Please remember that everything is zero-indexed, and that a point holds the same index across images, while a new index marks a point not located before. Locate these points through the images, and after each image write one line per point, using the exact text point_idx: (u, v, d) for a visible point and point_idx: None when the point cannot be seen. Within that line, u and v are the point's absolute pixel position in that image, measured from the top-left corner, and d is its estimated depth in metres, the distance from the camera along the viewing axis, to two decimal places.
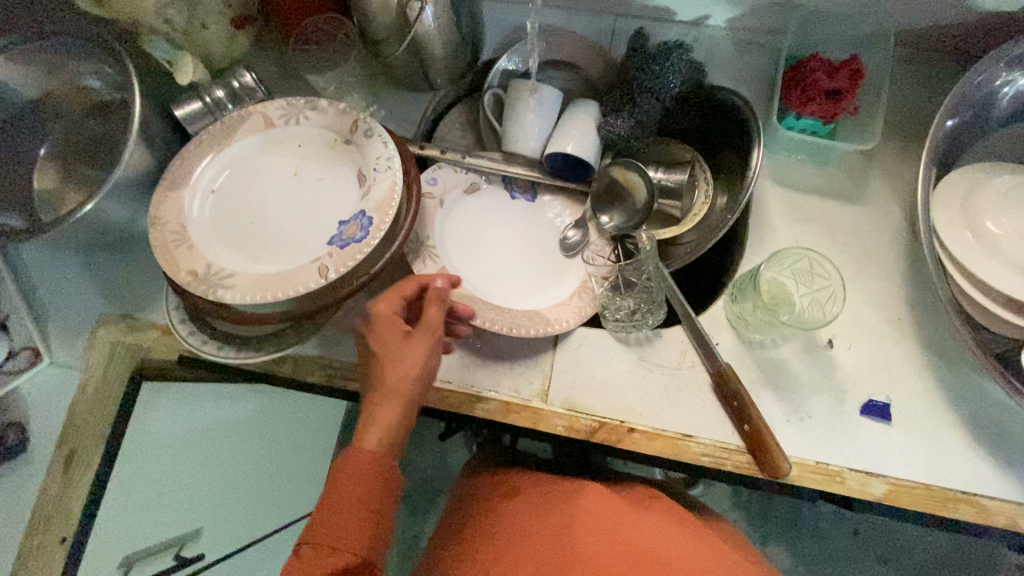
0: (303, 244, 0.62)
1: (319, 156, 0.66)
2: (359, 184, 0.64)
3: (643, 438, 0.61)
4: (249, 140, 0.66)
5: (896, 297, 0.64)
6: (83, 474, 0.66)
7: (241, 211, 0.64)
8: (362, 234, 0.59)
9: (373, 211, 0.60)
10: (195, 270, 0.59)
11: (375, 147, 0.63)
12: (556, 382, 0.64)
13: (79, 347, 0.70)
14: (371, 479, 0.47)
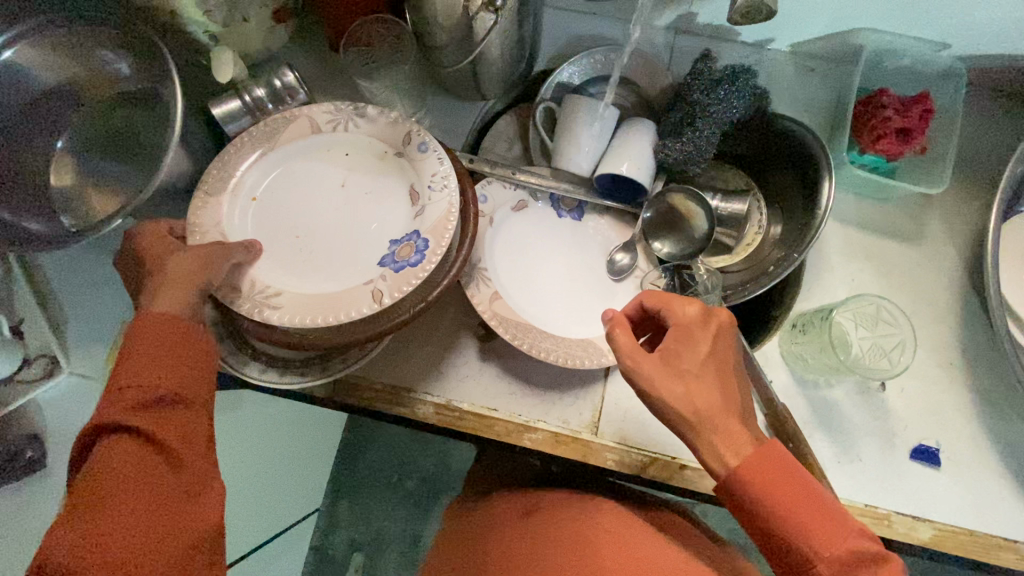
0: (349, 263, 0.58)
1: (367, 167, 0.62)
2: (411, 203, 0.59)
3: (695, 475, 0.61)
4: (291, 147, 0.61)
5: (949, 341, 0.63)
6: None
7: (284, 223, 0.59)
8: (417, 257, 0.54)
9: (428, 232, 0.55)
10: (235, 286, 0.54)
11: (428, 163, 0.58)
12: (607, 414, 0.63)
13: (100, 357, 0.66)
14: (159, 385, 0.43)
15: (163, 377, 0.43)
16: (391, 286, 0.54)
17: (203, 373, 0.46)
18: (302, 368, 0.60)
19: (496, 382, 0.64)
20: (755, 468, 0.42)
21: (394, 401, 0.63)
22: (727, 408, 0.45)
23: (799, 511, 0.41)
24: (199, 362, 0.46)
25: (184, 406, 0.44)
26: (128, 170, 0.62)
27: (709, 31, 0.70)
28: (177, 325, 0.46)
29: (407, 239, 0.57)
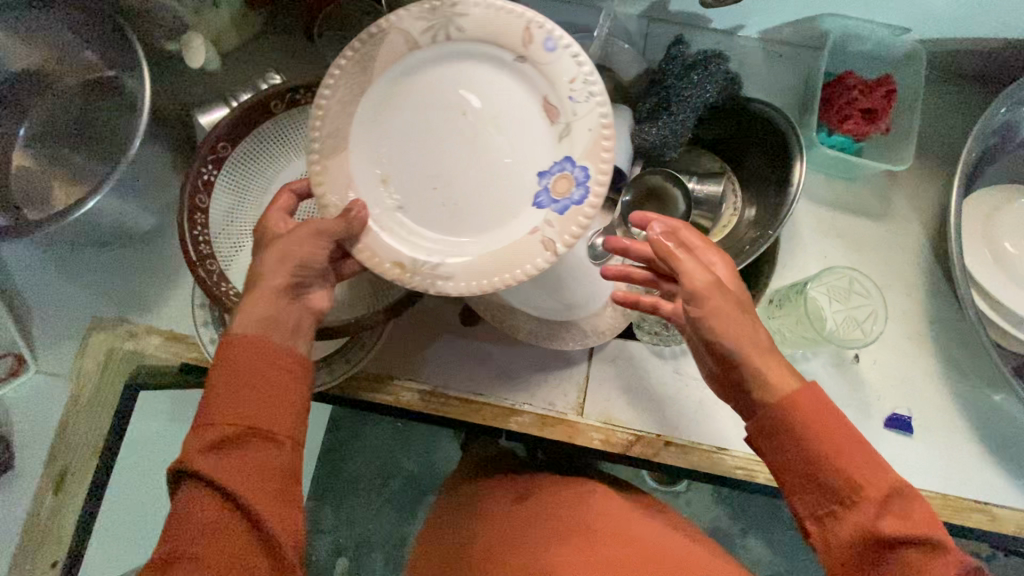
0: (511, 199, 0.50)
1: (477, 79, 0.50)
2: (548, 119, 0.49)
3: (679, 451, 0.61)
4: (407, 72, 0.50)
5: (918, 313, 0.66)
6: (77, 493, 0.63)
7: (440, 171, 0.51)
8: (580, 193, 0.48)
9: (584, 158, 0.48)
10: (400, 261, 0.49)
11: (562, 65, 0.47)
12: (592, 395, 0.63)
13: (69, 355, 0.63)
14: (268, 409, 0.41)
15: (253, 407, 0.41)
16: (561, 230, 0.48)
17: (294, 403, 0.43)
18: None
19: (482, 367, 0.63)
20: (805, 402, 0.43)
21: (378, 389, 0.62)
22: (775, 353, 0.46)
23: (840, 450, 0.42)
24: (289, 388, 0.43)
25: (266, 443, 0.41)
26: (97, 161, 0.61)
27: (683, 18, 0.71)
28: (266, 345, 0.43)
29: (560, 168, 0.49)
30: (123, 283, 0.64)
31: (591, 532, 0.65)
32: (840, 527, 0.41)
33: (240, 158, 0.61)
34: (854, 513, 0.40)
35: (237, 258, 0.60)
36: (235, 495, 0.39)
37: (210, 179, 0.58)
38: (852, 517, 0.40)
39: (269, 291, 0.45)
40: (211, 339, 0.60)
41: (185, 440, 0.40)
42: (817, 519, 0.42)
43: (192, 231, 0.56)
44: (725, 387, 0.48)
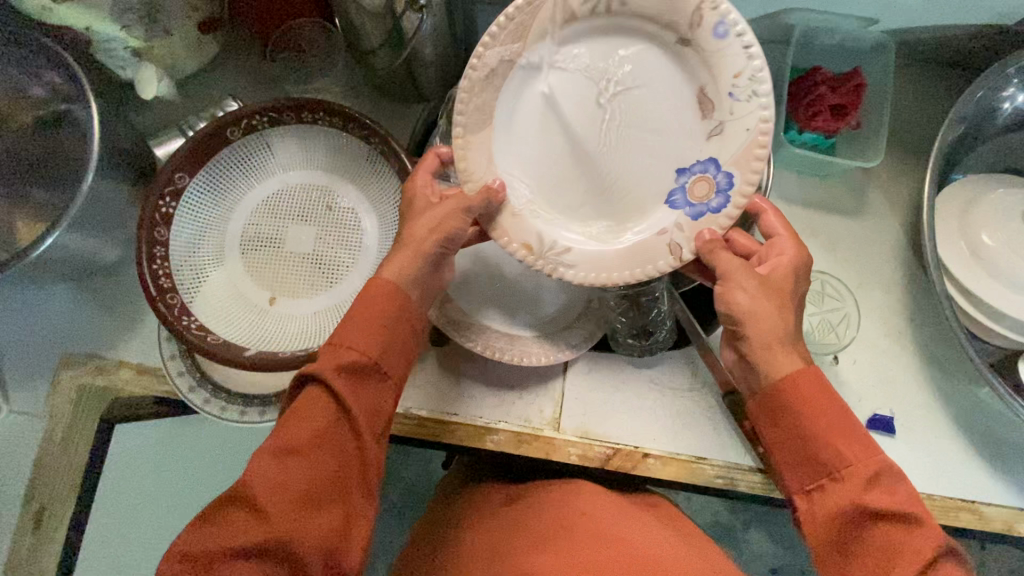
0: (648, 189, 0.51)
1: (635, 60, 0.49)
2: (699, 113, 0.49)
3: (657, 463, 0.61)
4: (540, 49, 0.48)
5: (896, 310, 0.64)
6: (54, 530, 0.66)
7: (570, 159, 0.51)
8: (720, 201, 0.48)
9: (732, 164, 0.47)
10: (528, 243, 0.49)
11: (730, 60, 0.45)
12: (568, 409, 0.62)
13: (41, 394, 0.63)
14: (395, 353, 0.45)
15: (376, 342, 0.44)
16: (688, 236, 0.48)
17: (403, 349, 0.46)
18: (252, 395, 0.59)
19: (456, 387, 0.63)
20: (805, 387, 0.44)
21: None
22: (788, 338, 0.45)
23: (834, 432, 0.43)
24: (406, 339, 0.46)
25: (376, 376, 0.45)
26: (57, 194, 0.60)
27: None
28: (401, 303, 0.46)
29: (701, 168, 0.49)
30: (91, 317, 0.64)
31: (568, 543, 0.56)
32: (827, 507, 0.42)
33: (200, 187, 0.60)
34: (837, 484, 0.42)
35: (200, 289, 0.59)
36: (354, 406, 0.43)
37: (170, 211, 0.57)
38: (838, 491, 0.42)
39: (408, 255, 0.47)
40: (179, 371, 0.59)
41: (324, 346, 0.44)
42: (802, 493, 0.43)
43: (151, 265, 0.55)
44: (734, 364, 0.49)
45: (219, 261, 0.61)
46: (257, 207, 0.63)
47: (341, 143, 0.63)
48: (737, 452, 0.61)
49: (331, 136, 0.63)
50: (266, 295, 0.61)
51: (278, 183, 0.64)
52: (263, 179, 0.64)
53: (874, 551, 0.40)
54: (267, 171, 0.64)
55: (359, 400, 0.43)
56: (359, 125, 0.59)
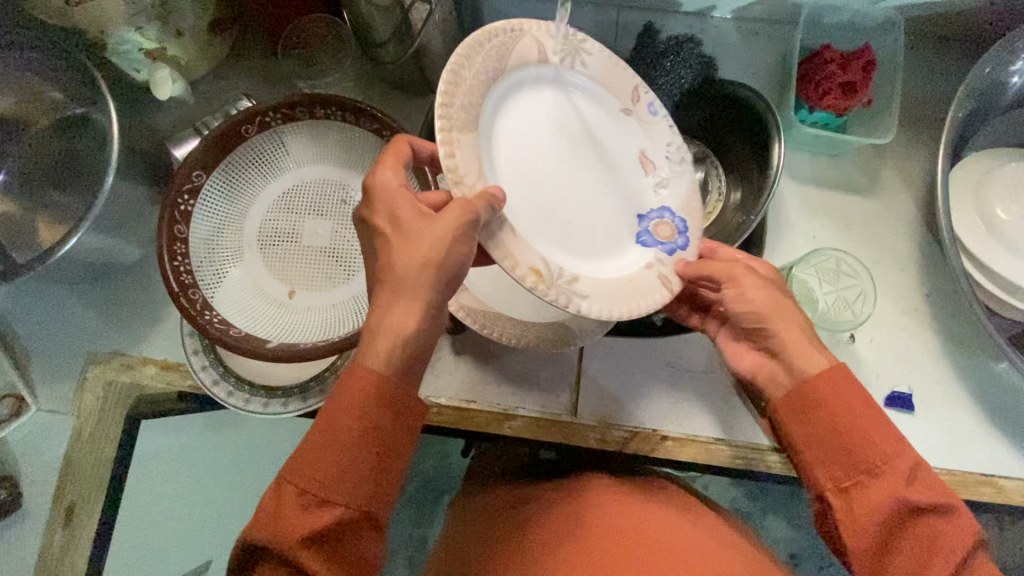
0: (614, 230, 0.52)
1: (593, 115, 0.53)
2: (644, 170, 0.55)
3: (676, 445, 0.61)
4: (515, 88, 0.48)
5: (911, 288, 0.64)
6: (87, 524, 0.64)
7: (556, 197, 0.50)
8: (682, 238, 0.53)
9: (681, 210, 0.54)
10: (537, 269, 0.46)
11: (660, 130, 0.55)
12: (584, 394, 0.63)
13: (69, 392, 0.64)
14: (378, 475, 0.39)
15: (354, 483, 0.38)
16: (670, 268, 0.51)
17: (391, 476, 0.40)
18: (274, 388, 0.60)
19: (473, 375, 0.64)
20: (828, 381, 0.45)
21: None
22: (812, 337, 0.48)
23: (870, 426, 0.43)
24: (393, 462, 0.40)
25: (361, 528, 0.38)
26: (78, 195, 0.62)
27: (652, 4, 0.70)
28: (386, 403, 0.39)
29: (657, 215, 0.54)
30: (115, 316, 0.65)
31: (592, 548, 0.53)
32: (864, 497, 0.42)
33: (216, 185, 0.61)
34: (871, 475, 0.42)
35: (220, 285, 0.60)
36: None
37: (188, 209, 0.58)
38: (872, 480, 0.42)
39: (410, 300, 0.40)
40: (202, 366, 0.61)
41: (290, 482, 0.38)
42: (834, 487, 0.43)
43: (172, 262, 0.56)
44: (756, 364, 0.51)
45: (237, 257, 0.62)
46: (273, 203, 0.64)
47: (354, 137, 0.63)
48: (754, 432, 0.61)
49: (343, 130, 0.63)
50: (284, 289, 0.62)
51: (292, 179, 0.65)
52: (278, 176, 0.64)
53: (915, 544, 0.40)
54: (281, 166, 0.64)
55: (334, 558, 0.37)
56: (371, 118, 0.60)
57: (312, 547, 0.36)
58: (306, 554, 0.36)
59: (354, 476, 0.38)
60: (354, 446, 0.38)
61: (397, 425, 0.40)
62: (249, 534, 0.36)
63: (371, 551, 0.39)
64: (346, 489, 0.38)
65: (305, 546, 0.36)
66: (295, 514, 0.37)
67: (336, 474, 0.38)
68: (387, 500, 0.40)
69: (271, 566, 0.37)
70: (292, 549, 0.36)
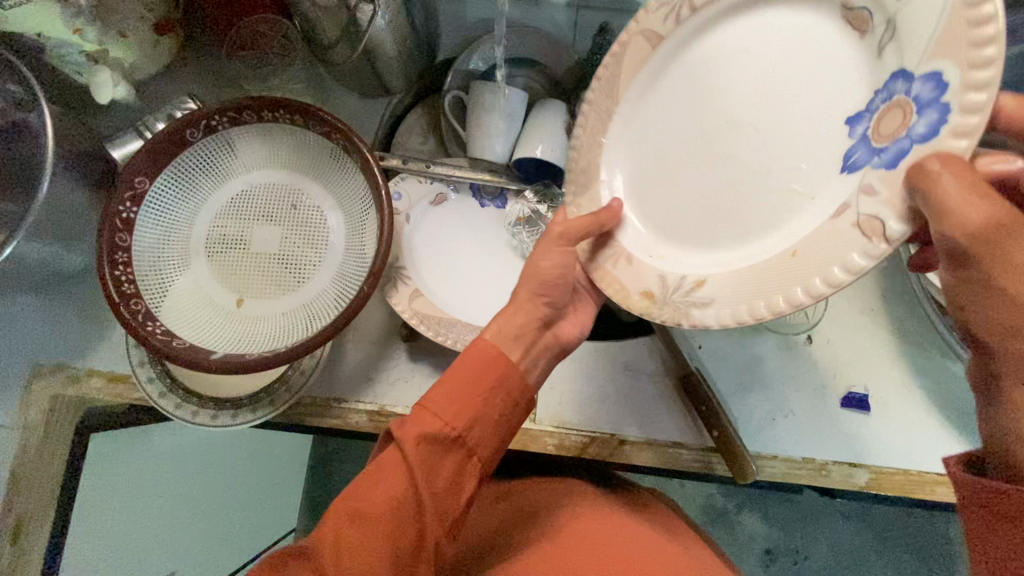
0: (812, 158, 0.39)
1: (741, 39, 0.43)
2: (853, 41, 0.38)
3: (633, 449, 0.61)
4: (636, 91, 0.47)
5: (868, 287, 0.64)
6: (36, 539, 0.63)
7: (685, 183, 0.45)
8: (939, 112, 0.32)
9: (936, 52, 0.32)
10: (649, 290, 0.45)
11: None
12: (543, 399, 0.62)
13: (12, 405, 0.62)
14: (485, 417, 0.43)
15: (467, 417, 0.42)
16: (891, 200, 0.34)
17: (496, 421, 0.43)
18: (221, 400, 0.59)
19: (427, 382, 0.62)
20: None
21: (325, 412, 0.61)
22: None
23: None
24: (501, 410, 0.43)
25: (459, 455, 0.42)
26: (11, 200, 0.60)
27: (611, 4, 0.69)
28: (503, 357, 0.44)
29: (886, 96, 0.36)
30: (61, 326, 0.63)
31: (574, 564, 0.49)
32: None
33: (162, 191, 0.59)
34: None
35: (166, 295, 0.58)
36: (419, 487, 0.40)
37: (131, 216, 0.57)
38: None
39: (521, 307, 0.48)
40: (149, 377, 0.59)
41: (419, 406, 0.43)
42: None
43: (113, 271, 0.54)
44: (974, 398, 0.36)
45: (184, 266, 0.61)
46: (222, 208, 0.63)
47: (304, 141, 0.62)
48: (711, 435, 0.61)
49: (292, 133, 0.62)
50: (233, 297, 0.60)
51: (242, 184, 0.63)
52: (227, 181, 0.63)
53: None
54: (229, 171, 0.63)
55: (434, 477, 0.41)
56: (318, 121, 0.59)
57: (424, 447, 0.41)
58: (419, 449, 0.41)
59: (473, 410, 0.42)
60: (478, 383, 0.43)
61: (515, 389, 0.44)
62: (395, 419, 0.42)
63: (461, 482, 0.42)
64: (461, 416, 0.42)
65: (420, 444, 0.41)
66: (423, 417, 0.42)
67: (459, 399, 0.42)
68: (489, 444, 0.43)
69: (393, 460, 0.41)
70: (412, 439, 0.41)
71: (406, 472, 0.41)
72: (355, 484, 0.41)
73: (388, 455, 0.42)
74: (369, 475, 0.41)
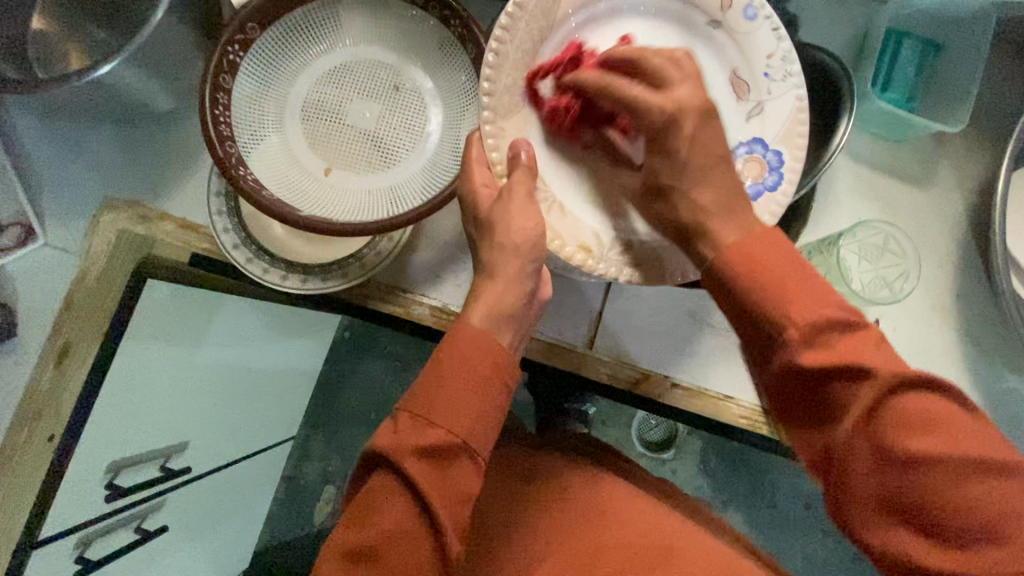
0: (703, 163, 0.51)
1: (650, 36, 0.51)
2: (734, 95, 0.51)
3: (684, 394, 0.62)
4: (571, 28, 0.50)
5: (944, 286, 0.65)
6: (75, 371, 0.62)
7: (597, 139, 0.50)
8: (774, 177, 0.50)
9: (778, 141, 0.50)
10: (589, 243, 0.49)
11: (762, 35, 0.50)
12: (604, 329, 0.62)
13: (80, 232, 0.62)
14: (475, 405, 0.41)
15: (464, 415, 0.40)
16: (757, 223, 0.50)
17: (489, 414, 0.42)
18: (291, 266, 0.58)
19: None
20: (798, 302, 0.35)
21: (389, 299, 0.61)
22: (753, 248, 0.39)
23: (808, 302, 0.36)
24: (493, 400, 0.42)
25: (462, 455, 0.41)
26: (109, 27, 0.59)
27: None
28: (492, 348, 0.42)
29: (747, 150, 0.51)
30: (138, 164, 0.63)
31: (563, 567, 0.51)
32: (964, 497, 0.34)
33: (269, 42, 0.58)
34: (981, 500, 0.34)
35: (258, 148, 0.58)
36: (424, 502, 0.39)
37: (237, 60, 0.55)
38: (849, 432, 0.35)
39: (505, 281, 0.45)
40: (224, 228, 0.58)
41: (404, 411, 0.41)
42: (922, 544, 0.35)
43: (213, 110, 0.53)
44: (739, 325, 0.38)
45: (279, 124, 0.60)
46: (324, 73, 0.61)
47: (416, 26, 0.60)
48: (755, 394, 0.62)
49: (410, 14, 0.60)
50: (321, 165, 0.60)
51: (347, 55, 0.62)
52: (336, 49, 0.62)
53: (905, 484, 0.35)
54: (337, 39, 0.61)
55: (438, 478, 0.39)
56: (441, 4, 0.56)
57: (424, 462, 0.39)
58: (415, 465, 0.39)
59: (466, 412, 0.41)
60: (467, 385, 0.41)
61: (501, 371, 0.42)
62: (370, 444, 0.40)
63: (470, 483, 0.41)
64: (462, 418, 0.40)
65: (415, 460, 0.39)
66: (409, 431, 0.40)
67: (447, 406, 0.40)
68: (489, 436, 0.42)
69: (385, 475, 0.40)
70: (401, 461, 0.39)
71: (397, 485, 0.39)
72: (350, 520, 0.40)
73: (379, 483, 0.40)
74: (364, 509, 0.40)
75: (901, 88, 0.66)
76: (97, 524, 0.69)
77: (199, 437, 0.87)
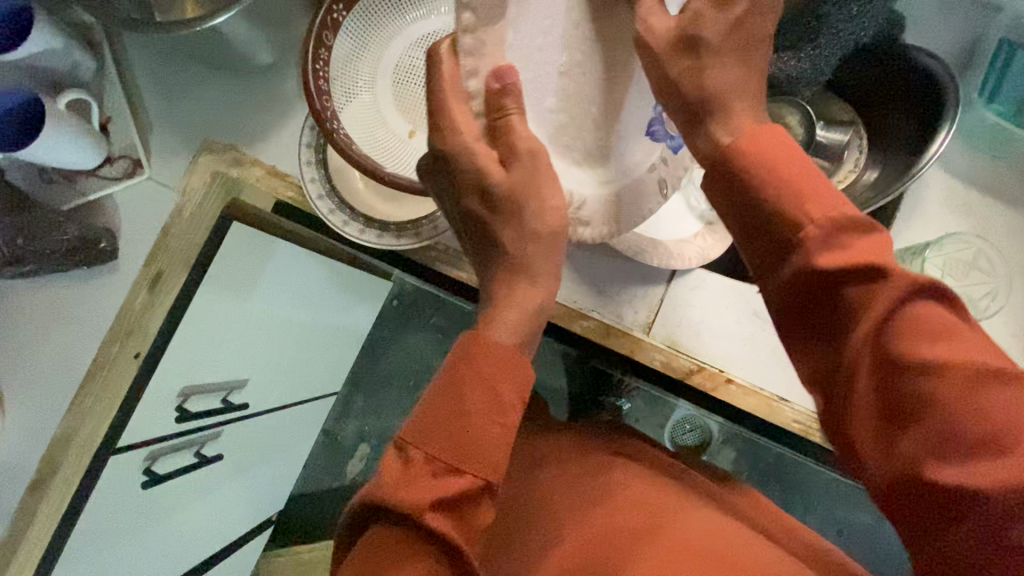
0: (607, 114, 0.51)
1: None
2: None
3: (739, 392, 0.61)
4: None
5: None
6: (167, 295, 0.67)
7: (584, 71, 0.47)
8: None
9: None
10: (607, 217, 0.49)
11: None
12: (663, 317, 0.62)
13: (180, 169, 0.67)
14: (492, 436, 0.39)
15: (484, 450, 0.39)
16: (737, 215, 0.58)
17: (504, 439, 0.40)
18: (368, 222, 0.61)
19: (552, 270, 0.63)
20: (816, 204, 0.34)
21: (455, 262, 0.64)
22: None
23: (810, 175, 0.35)
24: (506, 424, 0.40)
25: (481, 490, 0.39)
26: None
27: None
28: (508, 366, 0.41)
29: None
30: (236, 112, 0.67)
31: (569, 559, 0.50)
32: (995, 399, 0.30)
33: (368, 5, 0.60)
34: (959, 400, 0.30)
35: (350, 106, 0.61)
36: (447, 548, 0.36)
37: (339, 19, 0.58)
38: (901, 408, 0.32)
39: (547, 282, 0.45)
40: (311, 178, 0.62)
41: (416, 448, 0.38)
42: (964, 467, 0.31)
43: (314, 65, 0.56)
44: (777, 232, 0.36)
45: (370, 84, 0.62)
46: (418, 38, 0.63)
47: None
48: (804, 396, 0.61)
49: None
50: (407, 127, 0.63)
51: (442, 20, 0.63)
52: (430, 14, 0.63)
53: (912, 402, 0.32)
54: (432, 6, 0.63)
55: (453, 516, 0.37)
56: None
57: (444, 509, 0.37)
58: (436, 513, 0.36)
59: (487, 443, 0.39)
60: (487, 411, 0.39)
61: (519, 393, 0.41)
62: (380, 489, 0.37)
63: (485, 513, 0.39)
64: (481, 455, 0.39)
65: (436, 508, 0.36)
66: (426, 477, 0.37)
67: (471, 441, 0.38)
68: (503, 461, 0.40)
69: (396, 526, 0.37)
70: (423, 513, 0.36)
71: (412, 535, 0.36)
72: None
73: (389, 534, 0.37)
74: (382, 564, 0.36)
75: (1010, 100, 0.61)
76: (165, 442, 0.74)
77: (259, 377, 0.92)
